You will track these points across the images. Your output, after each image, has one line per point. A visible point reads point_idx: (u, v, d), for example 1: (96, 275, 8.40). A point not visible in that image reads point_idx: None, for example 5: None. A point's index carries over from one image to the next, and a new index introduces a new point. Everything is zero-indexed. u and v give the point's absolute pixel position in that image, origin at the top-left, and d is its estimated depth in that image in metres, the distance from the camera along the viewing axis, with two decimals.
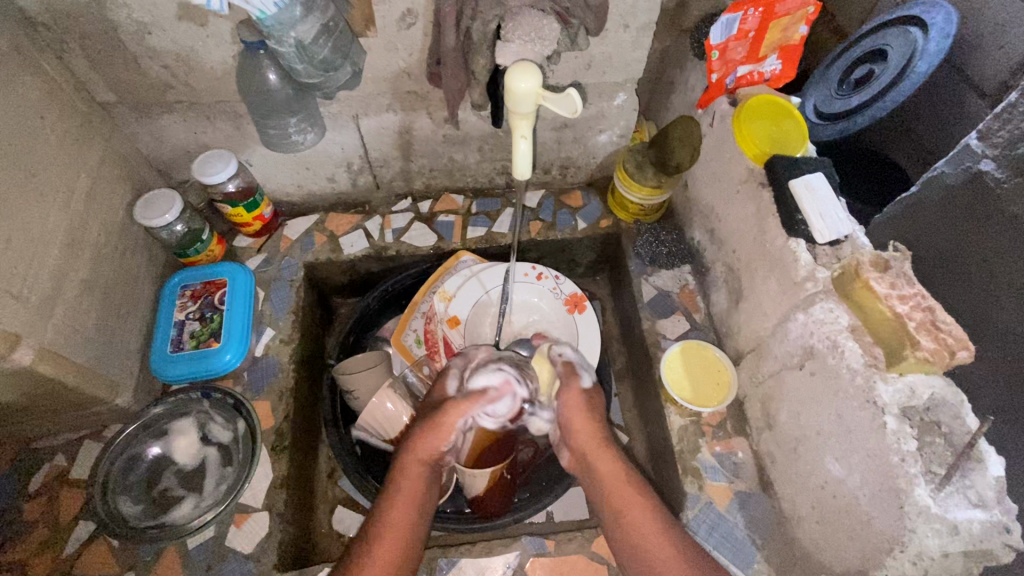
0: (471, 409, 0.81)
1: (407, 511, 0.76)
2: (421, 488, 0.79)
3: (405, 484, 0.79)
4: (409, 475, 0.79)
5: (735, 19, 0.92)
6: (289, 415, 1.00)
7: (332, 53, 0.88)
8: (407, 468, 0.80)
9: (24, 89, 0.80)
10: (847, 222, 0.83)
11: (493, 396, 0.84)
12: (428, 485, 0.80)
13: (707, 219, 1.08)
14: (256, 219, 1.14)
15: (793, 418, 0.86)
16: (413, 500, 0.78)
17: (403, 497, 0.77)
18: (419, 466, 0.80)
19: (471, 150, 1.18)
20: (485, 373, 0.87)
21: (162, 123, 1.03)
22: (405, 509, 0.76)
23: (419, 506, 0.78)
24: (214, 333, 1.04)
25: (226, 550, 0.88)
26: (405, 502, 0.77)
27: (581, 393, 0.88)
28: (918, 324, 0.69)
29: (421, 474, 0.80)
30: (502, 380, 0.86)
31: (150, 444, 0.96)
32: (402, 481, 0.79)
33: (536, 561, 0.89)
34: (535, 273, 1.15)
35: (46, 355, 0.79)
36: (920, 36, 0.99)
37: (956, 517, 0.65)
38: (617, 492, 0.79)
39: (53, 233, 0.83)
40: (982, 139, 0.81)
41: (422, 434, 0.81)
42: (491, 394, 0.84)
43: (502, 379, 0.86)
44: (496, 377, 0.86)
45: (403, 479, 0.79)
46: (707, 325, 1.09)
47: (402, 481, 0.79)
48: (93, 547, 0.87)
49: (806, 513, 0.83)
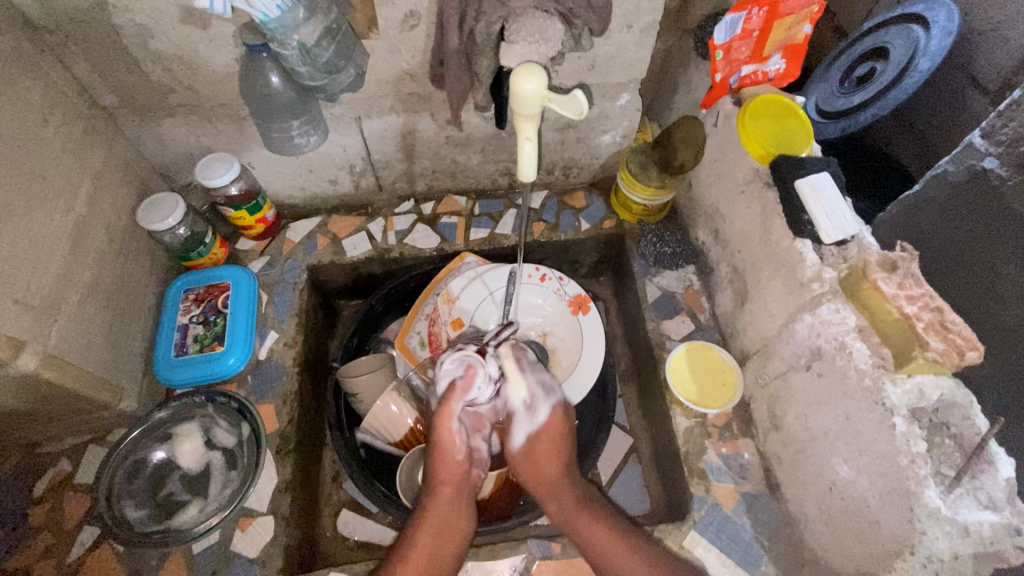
0: (451, 410, 0.83)
1: (433, 535, 0.80)
2: (449, 509, 0.83)
3: (433, 507, 0.83)
4: (438, 498, 0.83)
5: (738, 19, 0.91)
6: (294, 420, 1.00)
7: (334, 55, 0.87)
8: (436, 490, 0.84)
9: (27, 94, 0.80)
10: (853, 222, 0.82)
11: (464, 384, 0.85)
12: (455, 505, 0.84)
13: (712, 219, 1.07)
14: (259, 222, 1.13)
15: (800, 419, 0.85)
16: (444, 521, 0.82)
17: (430, 520, 0.81)
18: (445, 486, 0.84)
19: (474, 151, 1.18)
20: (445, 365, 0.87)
21: (164, 127, 1.02)
22: (432, 531, 0.80)
23: (443, 531, 0.81)
24: (218, 338, 1.04)
25: (231, 554, 0.88)
26: (433, 524, 0.81)
27: (520, 447, 0.90)
28: (926, 324, 0.69)
29: (447, 495, 0.84)
30: (461, 363, 0.87)
31: (155, 448, 0.96)
32: (432, 505, 0.83)
33: (542, 564, 0.88)
34: (539, 274, 1.15)
35: (50, 361, 0.79)
36: (922, 34, 0.98)
37: (966, 519, 0.65)
38: (575, 519, 0.85)
39: (56, 237, 0.82)
40: (985, 137, 0.80)
41: (436, 449, 0.85)
42: (463, 380, 0.85)
43: (466, 366, 0.86)
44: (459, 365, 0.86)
45: (433, 502, 0.83)
46: (711, 326, 1.08)
47: (431, 503, 0.83)
48: (97, 553, 0.87)
49: (814, 514, 0.83)
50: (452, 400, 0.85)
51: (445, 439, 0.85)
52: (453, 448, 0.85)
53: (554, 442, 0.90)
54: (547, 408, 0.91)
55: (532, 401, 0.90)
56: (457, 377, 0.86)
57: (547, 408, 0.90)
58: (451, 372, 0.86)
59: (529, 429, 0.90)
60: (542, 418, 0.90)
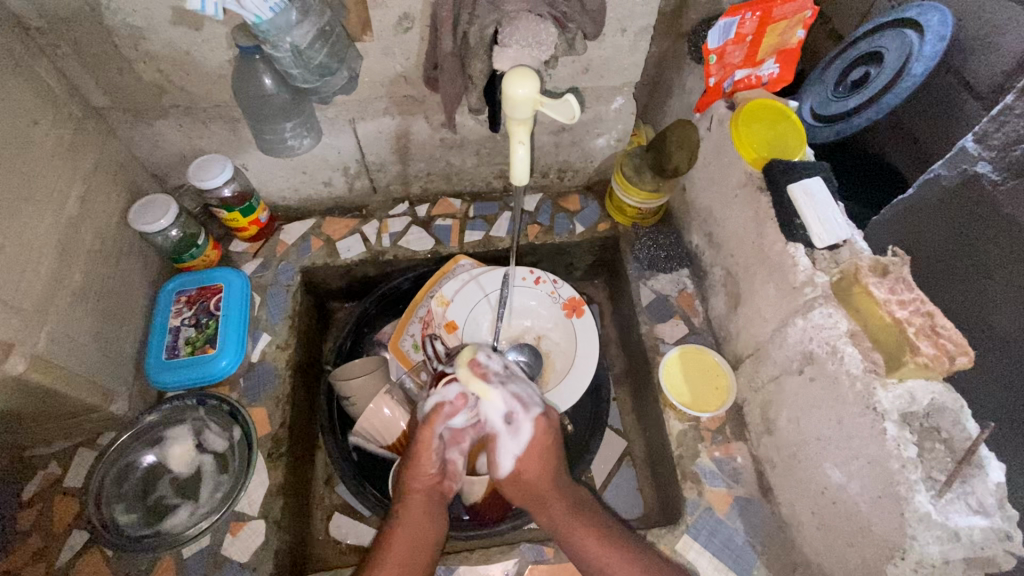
0: (433, 430, 0.82)
1: (407, 537, 0.79)
2: (420, 518, 0.81)
3: (406, 512, 0.81)
4: (410, 503, 0.82)
5: (732, 23, 0.90)
6: (286, 423, 0.99)
7: (327, 57, 0.87)
8: (406, 499, 0.83)
9: (18, 96, 0.80)
10: (846, 227, 0.82)
11: (451, 410, 0.84)
12: (427, 515, 0.82)
13: (706, 223, 1.08)
14: (253, 223, 1.13)
15: (793, 423, 0.85)
16: (420, 525, 0.81)
17: (404, 525, 0.80)
18: (417, 494, 0.83)
19: (468, 154, 1.18)
20: (443, 387, 0.87)
21: (157, 128, 1.02)
22: (406, 534, 0.79)
23: (417, 541, 0.79)
24: (210, 340, 1.03)
25: (222, 558, 0.88)
26: (405, 530, 0.80)
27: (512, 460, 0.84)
28: (917, 329, 0.69)
29: (420, 501, 0.83)
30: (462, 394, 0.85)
31: (145, 452, 0.95)
32: (404, 510, 0.82)
33: (534, 568, 0.88)
34: (533, 277, 1.15)
35: (39, 364, 0.78)
36: (917, 38, 0.99)
37: (957, 523, 0.65)
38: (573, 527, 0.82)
39: (46, 239, 0.82)
40: (978, 142, 0.82)
41: (409, 460, 0.84)
42: (448, 409, 0.83)
43: (458, 392, 0.85)
44: (453, 391, 0.85)
45: (405, 509, 0.82)
46: (705, 329, 1.08)
47: (403, 508, 0.82)
48: (86, 557, 0.86)
49: (807, 518, 0.83)
50: (436, 423, 0.83)
51: (422, 458, 0.83)
52: (425, 468, 0.84)
53: (548, 447, 0.85)
54: (529, 423, 0.85)
55: (513, 415, 0.84)
56: (445, 403, 0.84)
57: (529, 422, 0.84)
58: (443, 394, 0.86)
59: (515, 451, 0.85)
60: (526, 432, 0.84)
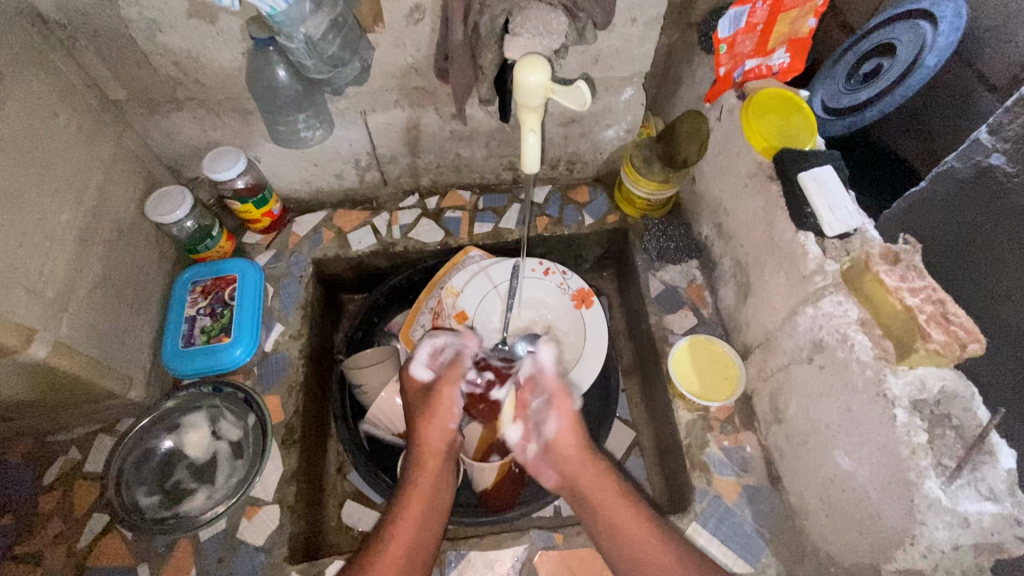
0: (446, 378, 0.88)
1: (420, 510, 0.78)
2: (434, 484, 0.82)
3: (421, 479, 0.81)
4: (427, 471, 0.82)
5: (742, 13, 0.91)
6: (299, 411, 1.01)
7: (340, 48, 0.88)
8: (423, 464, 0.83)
9: (38, 87, 0.81)
10: (857, 215, 0.82)
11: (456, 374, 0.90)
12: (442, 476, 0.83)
13: (716, 213, 1.08)
14: (265, 215, 1.15)
15: (801, 412, 0.86)
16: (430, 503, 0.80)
17: (419, 494, 0.80)
18: (434, 458, 0.84)
19: (478, 145, 1.18)
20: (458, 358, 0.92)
21: (173, 120, 1.03)
22: (420, 508, 0.79)
23: (430, 510, 0.79)
24: (225, 329, 1.05)
25: (238, 542, 0.89)
26: (422, 498, 0.80)
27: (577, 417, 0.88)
28: (928, 316, 0.68)
29: (435, 467, 0.83)
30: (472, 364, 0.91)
31: (162, 438, 0.97)
32: (420, 478, 0.82)
33: (544, 554, 0.89)
34: (542, 268, 1.16)
35: (60, 350, 0.80)
36: (930, 30, 0.97)
37: (967, 509, 0.65)
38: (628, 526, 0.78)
39: (67, 227, 0.84)
40: (992, 133, 0.80)
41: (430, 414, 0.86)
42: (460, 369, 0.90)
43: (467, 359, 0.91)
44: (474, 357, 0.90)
45: (421, 479, 0.81)
46: (715, 320, 1.09)
47: (419, 478, 0.82)
48: (107, 538, 0.88)
49: (815, 507, 0.83)
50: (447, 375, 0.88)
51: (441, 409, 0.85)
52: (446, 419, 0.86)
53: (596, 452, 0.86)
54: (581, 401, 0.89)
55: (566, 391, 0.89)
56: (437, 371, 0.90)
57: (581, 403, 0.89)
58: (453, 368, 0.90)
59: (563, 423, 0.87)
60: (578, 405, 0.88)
